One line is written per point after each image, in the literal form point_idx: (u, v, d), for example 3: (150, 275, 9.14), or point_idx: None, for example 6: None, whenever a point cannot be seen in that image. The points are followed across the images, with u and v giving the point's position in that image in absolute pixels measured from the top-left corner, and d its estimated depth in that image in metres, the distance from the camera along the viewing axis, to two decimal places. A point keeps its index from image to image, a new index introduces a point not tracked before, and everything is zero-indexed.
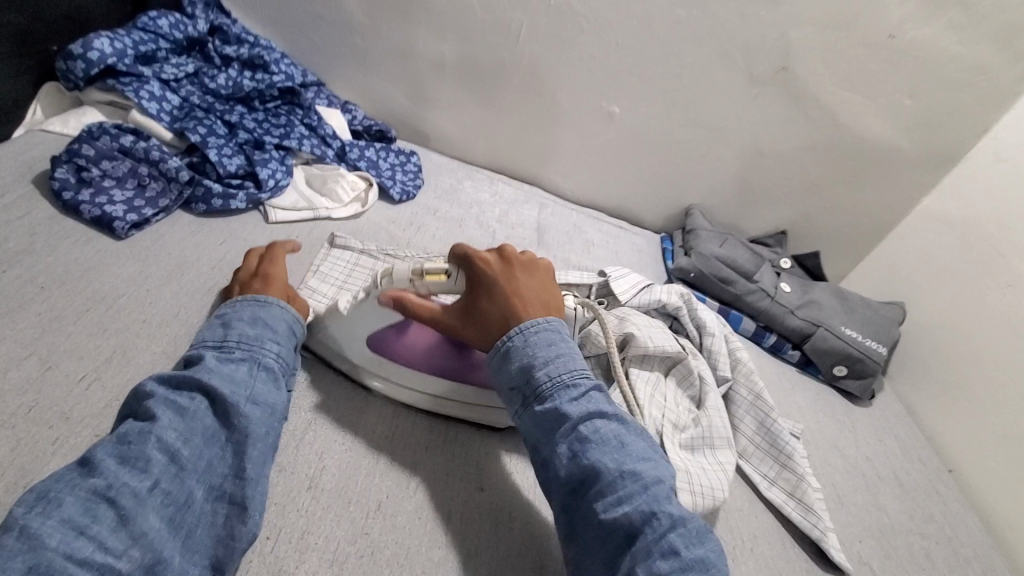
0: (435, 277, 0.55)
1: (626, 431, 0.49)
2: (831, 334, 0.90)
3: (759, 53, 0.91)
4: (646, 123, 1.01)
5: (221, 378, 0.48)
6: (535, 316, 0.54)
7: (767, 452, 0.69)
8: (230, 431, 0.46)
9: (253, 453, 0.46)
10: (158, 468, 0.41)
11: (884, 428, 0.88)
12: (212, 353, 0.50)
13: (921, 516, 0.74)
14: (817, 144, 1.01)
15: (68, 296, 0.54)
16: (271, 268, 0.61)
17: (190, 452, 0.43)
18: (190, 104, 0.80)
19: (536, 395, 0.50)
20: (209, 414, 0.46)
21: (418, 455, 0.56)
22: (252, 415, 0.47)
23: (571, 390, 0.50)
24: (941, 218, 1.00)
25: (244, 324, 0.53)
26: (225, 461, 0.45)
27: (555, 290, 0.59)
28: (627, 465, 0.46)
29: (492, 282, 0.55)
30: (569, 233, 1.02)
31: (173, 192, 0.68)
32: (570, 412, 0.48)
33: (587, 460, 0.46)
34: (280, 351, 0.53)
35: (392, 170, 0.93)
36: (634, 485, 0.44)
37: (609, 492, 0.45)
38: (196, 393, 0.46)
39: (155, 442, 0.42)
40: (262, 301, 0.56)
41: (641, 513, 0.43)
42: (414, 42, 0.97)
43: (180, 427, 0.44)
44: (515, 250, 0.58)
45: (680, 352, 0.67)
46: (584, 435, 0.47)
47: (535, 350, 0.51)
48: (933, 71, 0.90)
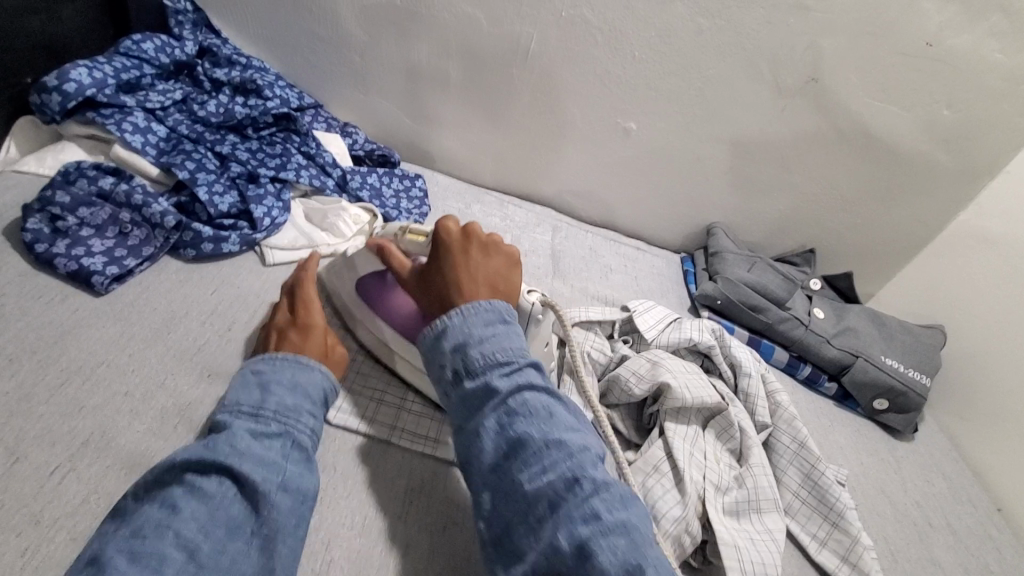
0: (413, 236, 0.59)
1: (557, 405, 0.46)
2: (871, 366, 0.84)
3: (787, 64, 0.85)
4: (664, 139, 0.95)
5: (253, 460, 0.43)
6: (478, 297, 0.51)
7: (815, 509, 0.63)
8: (259, 522, 0.41)
9: (283, 550, 0.41)
10: (174, 567, 0.36)
11: (931, 465, 0.82)
12: (246, 423, 0.46)
13: (979, 570, 0.68)
14: (848, 158, 0.94)
15: (41, 367, 0.49)
16: (310, 316, 0.58)
17: (211, 549, 0.38)
18: (177, 135, 0.74)
19: (467, 372, 0.47)
20: (236, 502, 0.41)
21: (436, 536, 0.50)
22: (283, 503, 0.42)
23: (504, 365, 0.47)
24: (981, 235, 0.94)
25: (282, 391, 0.49)
26: (252, 558, 0.39)
27: (512, 279, 0.55)
28: (553, 435, 0.43)
29: (443, 250, 0.54)
30: (586, 259, 0.96)
31: (158, 239, 0.63)
32: (499, 386, 0.45)
33: (514, 432, 0.43)
34: (314, 426, 0.49)
35: (396, 198, 0.88)
36: (560, 453, 0.42)
37: (534, 459, 0.42)
38: (225, 477, 0.41)
39: (174, 538, 0.37)
40: (304, 364, 0.52)
41: (564, 480, 0.40)
42: (416, 59, 0.91)
43: (203, 519, 0.39)
44: (479, 230, 0.56)
45: (719, 402, 0.62)
46: (512, 408, 0.44)
47: (471, 328, 0.49)
48: (974, 80, 0.84)
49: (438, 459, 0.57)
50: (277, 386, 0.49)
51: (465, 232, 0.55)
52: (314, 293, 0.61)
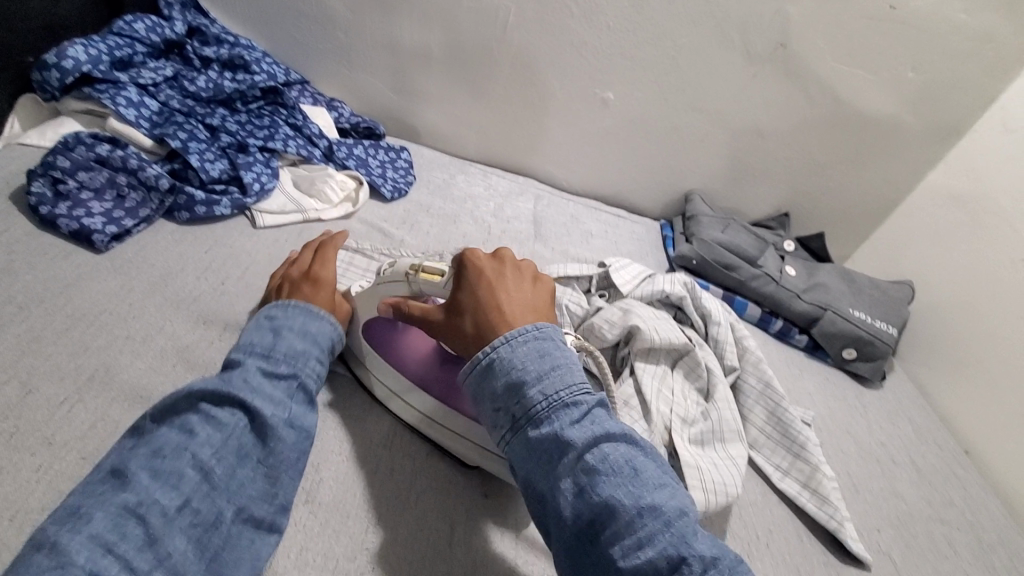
0: (428, 275, 0.53)
1: (636, 454, 0.43)
2: (839, 317, 0.88)
3: (756, 30, 0.88)
4: (641, 108, 0.98)
5: (263, 396, 0.46)
6: (522, 325, 0.49)
7: (779, 442, 0.67)
8: (266, 452, 0.44)
9: (286, 476, 0.45)
10: (189, 486, 0.40)
11: (897, 410, 0.86)
12: (259, 360, 0.49)
13: (940, 502, 0.73)
14: (819, 121, 0.98)
15: (48, 315, 0.52)
16: (322, 272, 0.60)
17: (222, 472, 0.41)
18: (170, 109, 0.78)
19: (531, 419, 0.44)
20: (248, 432, 0.44)
21: (419, 463, 0.54)
22: (287, 437, 0.45)
23: (572, 413, 0.44)
24: (947, 192, 0.98)
25: (294, 334, 0.52)
26: (257, 484, 0.43)
27: (545, 305, 0.54)
28: (644, 499, 0.40)
29: (480, 278, 0.52)
30: (567, 225, 0.99)
31: (153, 201, 0.67)
32: (573, 439, 0.42)
33: (599, 495, 0.40)
34: (320, 371, 0.52)
35: (381, 167, 0.91)
36: (655, 521, 0.39)
37: (628, 533, 0.39)
38: (237, 410, 0.44)
39: (190, 459, 0.40)
40: (315, 313, 0.55)
41: (665, 557, 0.38)
42: (398, 34, 0.94)
43: (216, 445, 0.42)
44: (511, 260, 0.55)
45: (686, 344, 0.66)
46: (592, 466, 0.41)
47: (526, 365, 0.46)
48: (936, 41, 0.87)
49: None
50: (290, 330, 0.52)
51: (499, 260, 0.55)
52: (331, 256, 0.62)
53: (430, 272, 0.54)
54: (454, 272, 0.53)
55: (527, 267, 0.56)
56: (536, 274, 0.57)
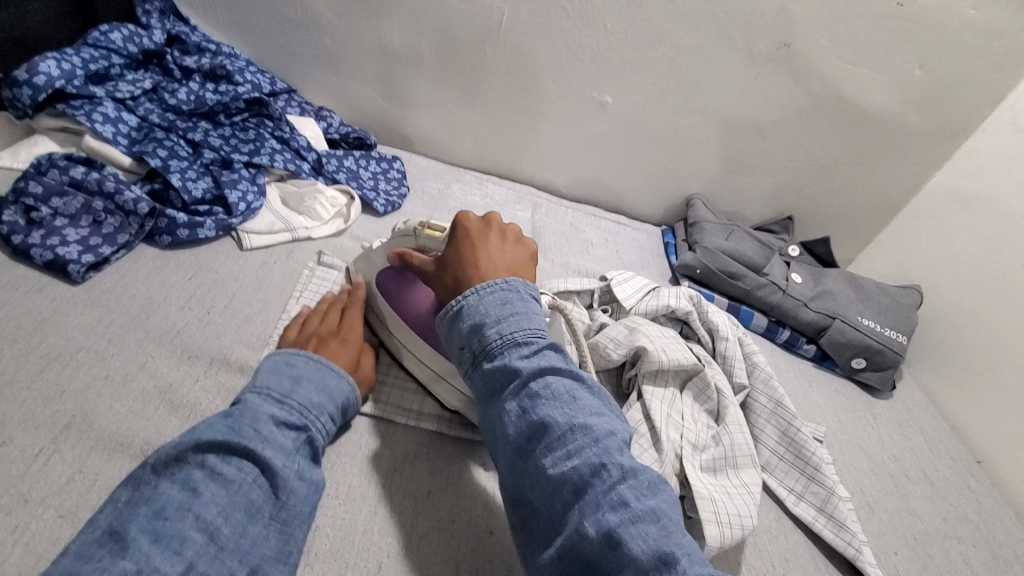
0: (431, 233, 0.56)
1: (581, 387, 0.43)
2: (848, 326, 0.86)
3: (759, 31, 0.85)
4: (640, 111, 0.95)
5: (275, 446, 0.44)
6: (493, 278, 0.49)
7: (792, 463, 0.65)
8: (276, 506, 0.42)
9: (298, 533, 0.42)
10: (193, 549, 0.37)
11: (908, 420, 0.85)
12: (271, 406, 0.47)
13: (956, 518, 0.71)
14: (825, 122, 0.95)
15: (21, 355, 0.49)
16: (351, 333, 0.59)
17: (230, 531, 0.39)
18: (149, 124, 0.74)
19: (485, 353, 0.45)
20: (256, 486, 0.42)
21: (419, 500, 0.51)
22: (300, 489, 0.44)
23: (523, 346, 0.44)
24: (954, 193, 0.96)
25: (311, 386, 0.50)
26: (271, 542, 0.41)
27: (528, 266, 0.53)
28: (578, 419, 0.40)
29: (466, 236, 0.53)
30: (566, 234, 0.96)
31: (132, 226, 0.63)
32: (520, 368, 0.43)
33: (537, 416, 0.41)
34: (331, 426, 0.50)
35: (374, 179, 0.88)
36: (585, 438, 0.39)
37: (559, 445, 0.40)
38: (245, 462, 0.42)
39: (194, 520, 0.38)
40: (335, 371, 0.54)
41: (590, 465, 0.38)
42: (387, 39, 0.90)
43: (222, 502, 0.39)
44: (502, 225, 0.55)
45: (696, 364, 0.64)
46: (534, 391, 0.42)
47: (487, 308, 0.46)
48: (945, 40, 0.84)
49: (422, 429, 0.58)
50: (306, 381, 0.50)
51: (488, 223, 0.54)
52: (359, 321, 0.62)
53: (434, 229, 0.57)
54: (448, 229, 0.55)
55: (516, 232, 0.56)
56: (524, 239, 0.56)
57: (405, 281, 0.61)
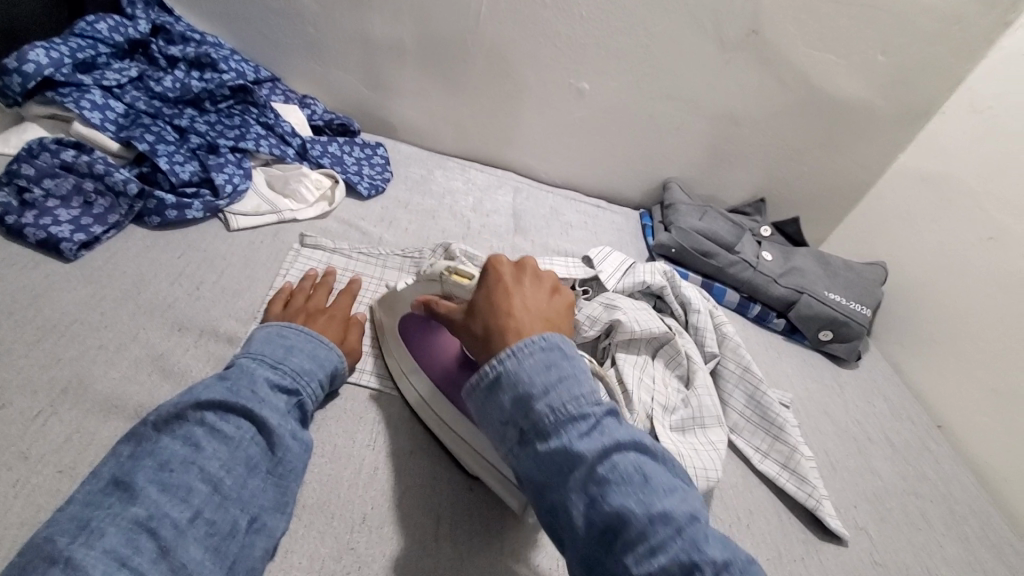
0: (460, 278, 0.55)
1: (648, 461, 0.41)
2: (815, 300, 0.89)
3: (729, 18, 0.88)
4: (617, 97, 0.98)
5: (271, 407, 0.46)
6: (532, 335, 0.46)
7: (758, 425, 0.68)
8: (273, 462, 0.45)
9: (293, 486, 0.45)
10: (199, 498, 0.40)
11: (872, 388, 0.89)
12: (266, 371, 0.49)
13: (914, 476, 0.75)
14: (794, 106, 0.99)
15: (17, 326, 0.51)
16: (338, 310, 0.62)
17: (232, 483, 0.42)
18: (136, 111, 0.76)
19: (538, 432, 0.42)
20: (254, 443, 0.44)
21: (403, 461, 0.54)
22: (295, 446, 0.46)
23: (581, 423, 0.41)
24: (917, 173, 1.00)
25: (302, 354, 0.53)
26: (268, 494, 0.44)
27: (565, 312, 0.51)
28: (656, 507, 0.38)
29: (499, 282, 0.51)
30: (546, 217, 0.99)
31: (122, 207, 0.65)
32: (583, 451, 0.40)
33: (611, 507, 0.38)
34: (320, 391, 0.53)
35: (358, 165, 0.90)
36: (666, 529, 0.37)
37: (640, 541, 0.37)
38: (244, 421, 0.44)
39: (198, 472, 0.40)
40: (323, 342, 0.56)
41: (680, 564, 0.36)
42: (370, 28, 0.92)
43: (223, 457, 0.42)
44: (533, 267, 0.53)
45: (666, 333, 0.67)
46: (603, 477, 0.39)
47: (533, 377, 0.43)
48: (905, 26, 0.88)
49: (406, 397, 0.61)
50: (297, 349, 0.53)
51: (520, 266, 0.52)
52: (347, 301, 0.64)
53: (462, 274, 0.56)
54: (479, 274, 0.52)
55: (547, 275, 0.53)
56: (556, 285, 0.53)
57: (428, 328, 0.60)
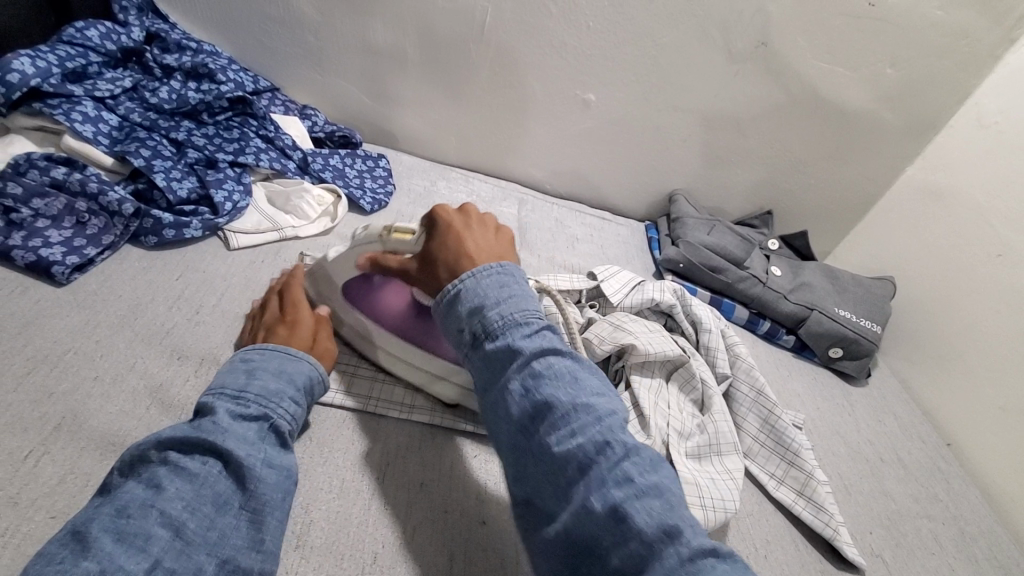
0: (401, 234, 0.52)
1: (581, 368, 0.43)
2: (825, 317, 0.88)
3: (737, 29, 0.87)
4: (623, 109, 0.97)
5: (236, 438, 0.44)
6: (487, 262, 0.48)
7: (773, 450, 0.67)
8: (245, 496, 0.42)
9: (273, 521, 0.43)
10: (160, 545, 0.37)
11: (883, 407, 0.88)
12: (226, 403, 0.46)
13: (927, 498, 0.74)
14: (802, 119, 0.97)
15: (6, 357, 0.49)
16: (297, 312, 0.58)
17: (197, 526, 0.39)
18: (130, 124, 0.74)
19: (484, 333, 0.44)
20: (222, 478, 0.42)
21: (414, 493, 0.52)
22: (268, 476, 0.44)
23: (524, 327, 0.43)
24: (925, 187, 0.99)
25: (268, 375, 0.50)
26: (242, 532, 0.41)
27: (513, 248, 0.52)
28: (582, 399, 0.40)
29: (447, 227, 0.50)
30: (552, 230, 0.98)
31: (117, 227, 0.63)
32: (522, 348, 0.42)
33: (541, 395, 0.40)
34: (296, 412, 0.50)
35: (359, 178, 0.88)
36: (588, 416, 0.39)
37: (563, 424, 0.39)
38: (208, 455, 0.42)
39: (159, 517, 0.38)
40: (291, 354, 0.54)
41: (596, 444, 0.37)
42: (371, 37, 0.90)
43: (186, 497, 0.40)
44: (476, 211, 0.53)
45: (680, 355, 0.66)
46: (537, 371, 0.41)
47: (485, 289, 0.45)
48: (914, 39, 0.87)
49: (415, 422, 0.59)
50: (262, 370, 0.50)
51: (464, 212, 0.53)
52: (301, 297, 0.60)
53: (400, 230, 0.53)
54: (423, 228, 0.52)
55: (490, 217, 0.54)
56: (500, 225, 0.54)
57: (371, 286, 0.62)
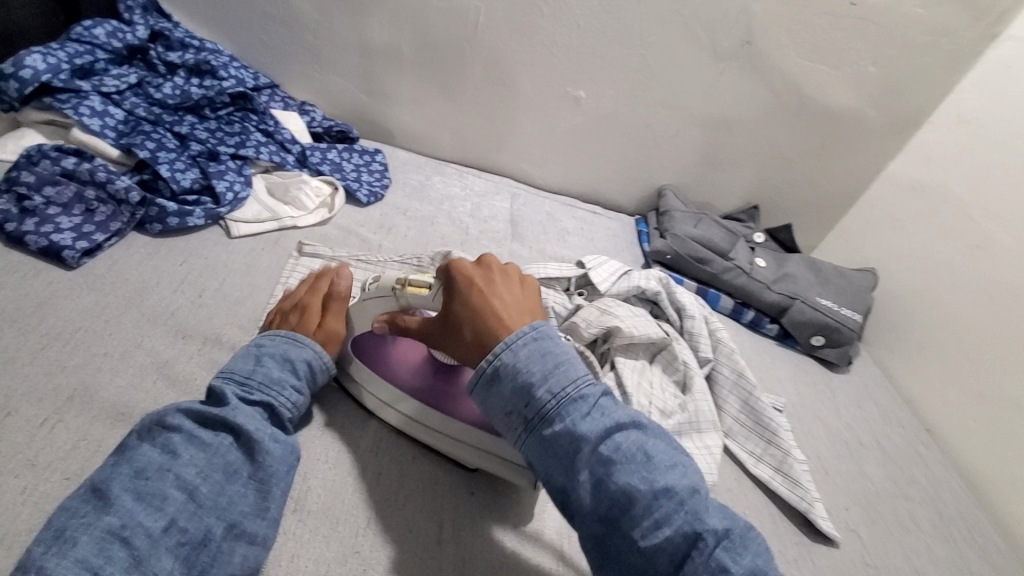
0: (416, 288, 0.52)
1: (647, 439, 0.42)
2: (807, 306, 0.91)
3: (723, 29, 0.90)
4: (613, 106, 1.00)
5: (246, 415, 0.47)
6: (520, 327, 0.47)
7: (753, 430, 0.70)
8: (254, 467, 0.45)
9: (278, 491, 0.45)
10: (175, 505, 0.40)
11: (863, 393, 0.91)
12: (233, 388, 0.49)
13: (904, 479, 0.77)
14: (788, 116, 1.00)
15: (20, 334, 0.52)
16: (309, 299, 0.60)
17: (209, 490, 0.42)
18: (136, 117, 0.76)
19: (541, 417, 0.43)
20: (232, 449, 0.45)
21: (406, 465, 0.55)
22: (275, 451, 0.47)
23: (581, 405, 0.42)
24: (906, 182, 1.02)
25: (271, 363, 0.52)
26: (249, 499, 0.44)
27: (537, 299, 0.53)
28: (659, 482, 0.39)
29: (469, 283, 0.50)
30: (544, 223, 1.01)
31: (124, 214, 0.66)
32: (587, 433, 0.41)
33: (617, 484, 0.39)
34: (298, 399, 0.52)
35: (356, 171, 0.91)
36: (670, 503, 0.39)
37: (647, 515, 0.39)
38: (219, 429, 0.45)
39: (174, 479, 0.41)
40: (297, 339, 0.56)
41: (685, 535, 0.38)
42: (369, 36, 0.93)
43: (200, 464, 0.43)
44: (495, 260, 0.54)
45: (663, 338, 0.69)
46: (607, 457, 0.40)
47: (530, 366, 0.44)
48: (894, 37, 0.91)
49: None
50: (267, 357, 0.53)
51: (483, 263, 0.53)
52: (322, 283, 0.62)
53: (417, 284, 0.53)
54: (441, 283, 0.51)
55: (510, 267, 0.55)
56: (522, 274, 0.54)
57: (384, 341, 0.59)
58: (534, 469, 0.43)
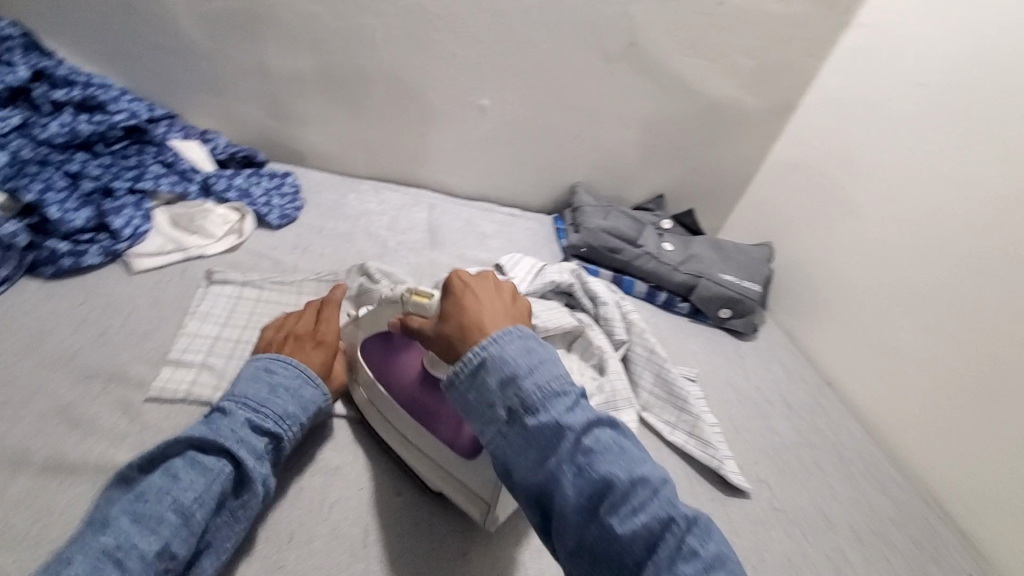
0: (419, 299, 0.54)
1: (625, 436, 0.42)
2: (711, 283, 0.98)
3: (608, 32, 0.96)
4: (516, 111, 1.04)
5: (249, 449, 0.50)
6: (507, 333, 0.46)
7: (667, 400, 0.75)
8: (238, 500, 0.48)
9: (245, 527, 0.49)
10: (169, 530, 0.43)
11: (770, 357, 0.98)
12: (248, 412, 0.52)
13: (809, 430, 0.84)
14: (679, 108, 1.08)
15: None
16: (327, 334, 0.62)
17: (201, 516, 0.45)
18: (20, 159, 0.73)
19: (523, 406, 0.42)
20: (229, 479, 0.48)
21: (332, 479, 0.60)
22: (260, 490, 0.49)
23: (563, 398, 0.42)
24: (790, 160, 1.12)
25: (288, 397, 0.55)
26: (222, 529, 0.47)
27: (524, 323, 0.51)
28: (636, 471, 0.39)
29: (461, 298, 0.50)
30: (463, 229, 1.03)
31: (13, 259, 0.67)
32: (570, 423, 0.41)
33: (598, 473, 0.39)
34: (298, 436, 0.55)
35: (266, 195, 0.90)
36: (646, 491, 0.38)
37: (624, 502, 0.38)
38: (222, 457, 0.48)
39: (172, 502, 0.44)
40: (308, 377, 0.58)
41: (659, 520, 0.37)
42: (267, 59, 0.93)
43: (197, 489, 0.46)
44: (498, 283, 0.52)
45: (577, 326, 0.73)
46: (588, 447, 0.40)
47: (518, 358, 0.44)
48: (760, 31, 1.00)
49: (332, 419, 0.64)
50: (282, 390, 0.55)
51: (482, 276, 0.53)
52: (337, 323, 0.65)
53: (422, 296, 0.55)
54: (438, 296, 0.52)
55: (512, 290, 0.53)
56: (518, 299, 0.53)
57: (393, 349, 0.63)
58: (507, 462, 0.42)
